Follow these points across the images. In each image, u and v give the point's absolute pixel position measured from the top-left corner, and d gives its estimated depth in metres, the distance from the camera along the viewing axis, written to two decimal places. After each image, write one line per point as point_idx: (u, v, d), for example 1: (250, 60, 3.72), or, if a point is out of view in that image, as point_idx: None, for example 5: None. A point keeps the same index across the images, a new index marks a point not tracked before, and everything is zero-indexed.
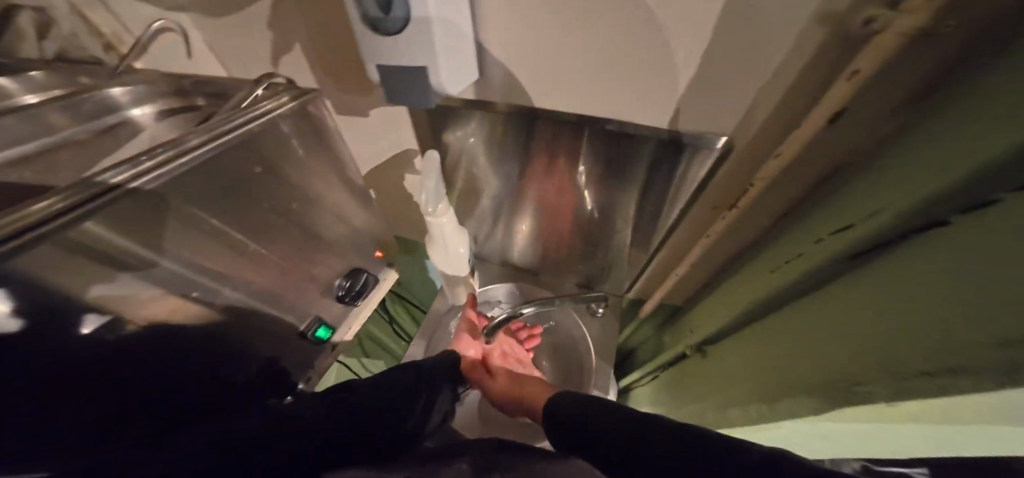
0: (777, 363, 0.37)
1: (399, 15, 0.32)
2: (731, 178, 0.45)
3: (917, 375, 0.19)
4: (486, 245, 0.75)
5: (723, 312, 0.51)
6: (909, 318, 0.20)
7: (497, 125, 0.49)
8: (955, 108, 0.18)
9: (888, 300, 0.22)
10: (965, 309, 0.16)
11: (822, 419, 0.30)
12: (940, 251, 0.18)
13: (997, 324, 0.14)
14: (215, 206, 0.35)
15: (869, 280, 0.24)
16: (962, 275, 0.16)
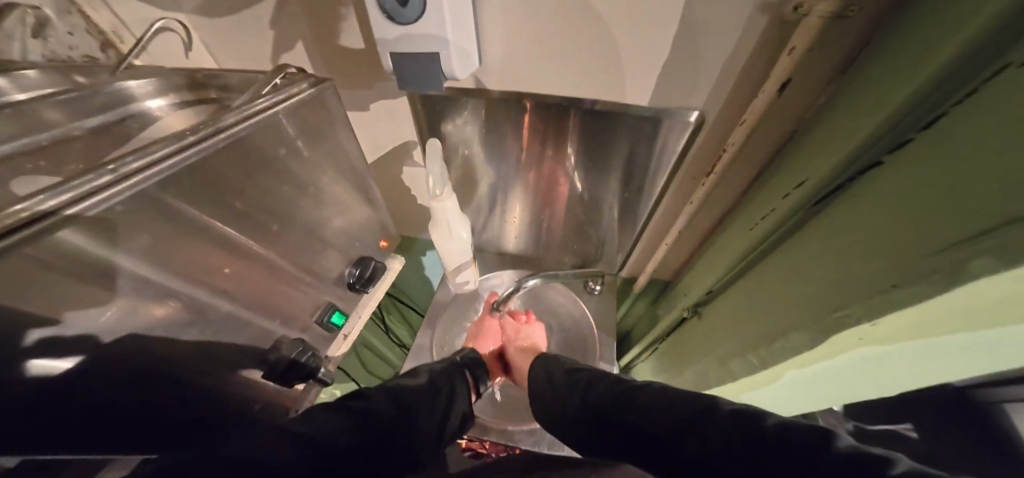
0: (757, 309, 0.41)
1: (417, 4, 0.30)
2: (705, 148, 0.44)
3: (884, 290, 0.24)
4: (485, 234, 0.77)
5: (709, 275, 0.53)
6: (908, 241, 0.23)
7: (496, 114, 0.49)
8: (945, 46, 0.20)
9: (892, 231, 0.24)
10: (969, 226, 0.18)
11: (823, 358, 0.33)
12: (974, 184, 0.18)
13: (975, 235, 0.18)
14: (245, 189, 0.36)
15: (867, 213, 0.27)
16: (979, 195, 0.18)
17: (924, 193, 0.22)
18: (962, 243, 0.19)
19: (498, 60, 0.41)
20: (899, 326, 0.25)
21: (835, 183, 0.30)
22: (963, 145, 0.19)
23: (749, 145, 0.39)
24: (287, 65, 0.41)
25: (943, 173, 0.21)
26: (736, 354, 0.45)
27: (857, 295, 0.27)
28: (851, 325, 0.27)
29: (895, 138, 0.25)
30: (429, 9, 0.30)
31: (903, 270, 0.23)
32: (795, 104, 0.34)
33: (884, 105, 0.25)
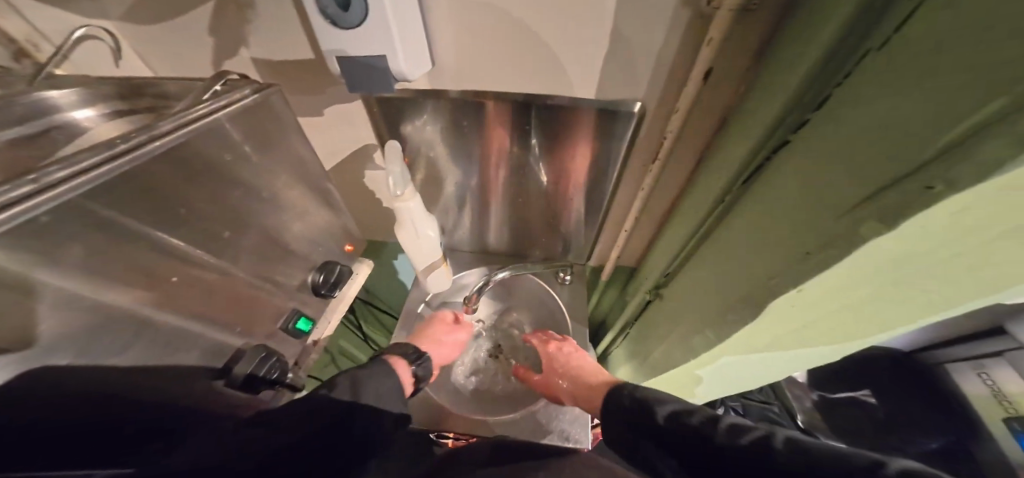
0: (703, 286, 0.44)
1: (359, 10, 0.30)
2: (649, 138, 0.47)
3: (802, 255, 0.27)
4: (456, 233, 0.77)
5: (664, 258, 0.56)
6: (819, 205, 0.25)
7: (452, 113, 0.49)
8: (831, 29, 0.23)
9: (804, 199, 0.27)
10: (874, 181, 0.21)
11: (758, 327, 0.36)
12: (874, 145, 0.21)
13: (882, 189, 0.20)
14: (187, 198, 0.35)
15: (782, 186, 0.30)
16: (879, 153, 0.21)
17: (826, 161, 0.25)
18: (869, 198, 0.21)
19: (450, 58, 0.42)
20: (817, 287, 0.28)
21: (756, 163, 0.34)
22: (859, 113, 0.22)
23: (684, 131, 0.43)
24: (228, 71, 0.41)
25: (843, 140, 0.23)
26: (690, 331, 0.47)
27: (782, 261, 0.29)
28: (779, 290, 0.30)
29: (798, 116, 0.28)
30: (371, 14, 0.30)
31: (815, 233, 0.26)
32: (721, 92, 0.37)
33: (788, 87, 0.28)
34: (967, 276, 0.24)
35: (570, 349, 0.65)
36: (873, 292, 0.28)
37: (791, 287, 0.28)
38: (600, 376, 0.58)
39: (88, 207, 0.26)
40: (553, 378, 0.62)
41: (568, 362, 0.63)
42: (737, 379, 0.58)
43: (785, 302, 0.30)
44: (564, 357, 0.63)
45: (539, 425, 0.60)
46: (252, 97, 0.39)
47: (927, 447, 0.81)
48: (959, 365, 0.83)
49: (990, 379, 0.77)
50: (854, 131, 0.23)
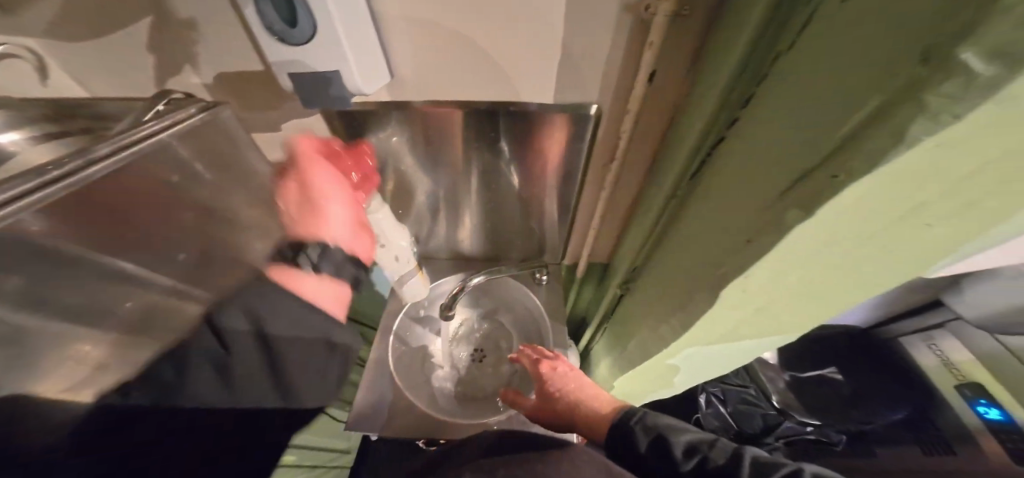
0: (664, 279, 0.46)
1: (306, 29, 0.29)
2: (605, 139, 0.49)
3: (743, 244, 0.29)
4: (431, 241, 0.77)
5: (630, 254, 0.58)
6: (751, 196, 0.27)
7: (415, 124, 0.50)
8: (745, 33, 0.25)
9: (738, 191, 0.29)
10: (799, 166, 0.23)
11: (713, 317, 0.37)
12: (795, 135, 0.23)
13: (809, 173, 0.22)
14: None
15: (721, 179, 0.32)
16: (802, 141, 0.22)
17: (756, 154, 0.27)
18: (795, 183, 0.23)
19: (407, 71, 0.42)
20: (757, 276, 0.29)
21: (697, 158, 0.36)
22: (781, 107, 0.24)
23: (635, 134, 0.45)
24: (170, 91, 0.37)
25: (769, 134, 0.25)
26: (656, 324, 0.49)
27: (727, 251, 0.31)
28: (725, 280, 0.31)
29: (729, 115, 0.31)
30: (319, 32, 0.30)
31: (752, 222, 0.27)
32: (665, 95, 0.40)
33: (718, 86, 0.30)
34: (878, 255, 0.27)
35: (566, 369, 0.60)
36: (808, 277, 0.30)
37: (737, 275, 0.29)
38: (601, 399, 0.55)
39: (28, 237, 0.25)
40: (551, 403, 0.58)
41: (565, 385, 0.58)
42: (704, 367, 0.61)
43: (735, 290, 0.31)
44: (561, 380, 0.58)
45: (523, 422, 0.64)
46: (197, 117, 0.36)
47: (892, 417, 0.86)
48: (911, 338, 0.92)
49: (939, 349, 0.87)
50: (775, 127, 0.25)
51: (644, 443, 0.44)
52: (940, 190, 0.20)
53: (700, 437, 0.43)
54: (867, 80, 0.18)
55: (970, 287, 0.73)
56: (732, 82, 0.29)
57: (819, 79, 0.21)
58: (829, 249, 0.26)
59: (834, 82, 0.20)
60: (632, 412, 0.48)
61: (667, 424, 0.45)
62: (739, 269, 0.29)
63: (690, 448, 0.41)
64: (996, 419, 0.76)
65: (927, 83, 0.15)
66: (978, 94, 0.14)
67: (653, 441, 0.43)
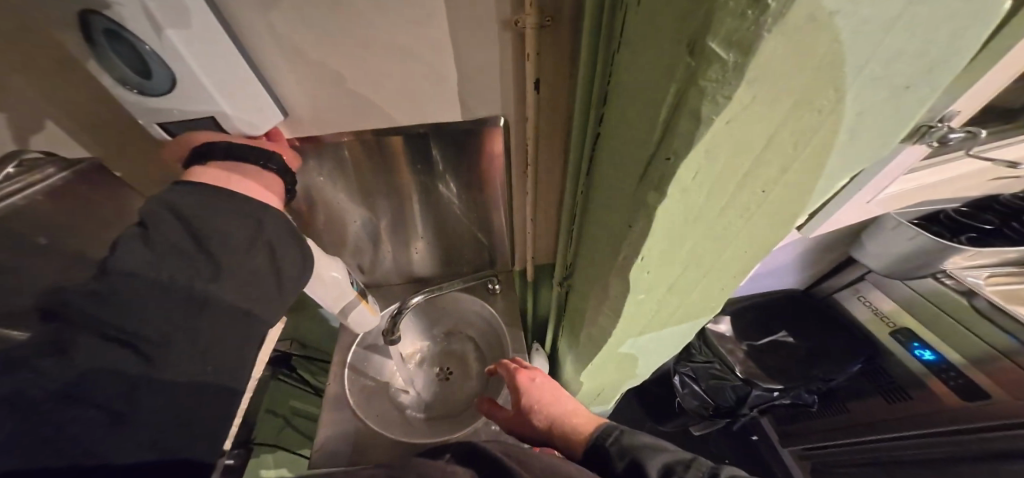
0: (589, 272, 0.48)
1: (161, 80, 0.30)
2: (516, 144, 0.51)
3: (629, 229, 0.30)
4: (377, 267, 0.76)
5: (563, 252, 0.60)
6: (624, 184, 0.29)
7: (329, 152, 0.50)
8: (588, 38, 0.28)
9: (616, 180, 0.31)
10: (645, 154, 0.25)
11: (632, 303, 0.39)
12: (636, 127, 0.25)
13: (653, 159, 0.24)
14: None
15: (605, 171, 0.34)
16: (642, 131, 0.25)
17: (619, 145, 0.29)
18: (648, 169, 0.25)
19: (309, 106, 0.43)
20: (651, 258, 0.31)
21: (588, 153, 0.38)
22: (624, 103, 0.27)
23: (540, 139, 0.47)
24: (23, 152, 0.40)
25: (624, 128, 0.28)
26: (594, 317, 0.50)
27: (622, 236, 0.32)
28: (626, 266, 0.33)
29: (598, 113, 0.34)
30: (178, 85, 0.30)
31: (631, 207, 0.29)
32: (555, 102, 0.42)
33: (585, 87, 0.33)
34: (739, 222, 0.29)
35: (544, 380, 0.57)
36: (695, 250, 0.32)
37: (634, 259, 0.31)
38: (578, 415, 0.50)
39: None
40: (526, 417, 0.54)
41: (541, 397, 0.54)
42: (659, 350, 0.62)
43: (639, 272, 0.33)
44: (537, 392, 0.55)
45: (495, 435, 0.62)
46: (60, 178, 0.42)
47: (851, 370, 0.91)
48: (843, 293, 1.01)
49: (867, 300, 0.95)
50: (626, 119, 0.27)
51: (620, 468, 0.37)
52: (753, 159, 0.22)
53: (676, 456, 0.37)
54: (665, 72, 0.20)
55: (871, 240, 0.82)
56: (592, 83, 0.32)
57: (641, 76, 0.23)
58: (697, 224, 0.28)
59: (650, 75, 0.22)
60: (607, 432, 0.42)
61: (643, 443, 0.38)
62: (632, 253, 0.31)
63: (664, 472, 0.34)
64: (930, 360, 0.80)
65: (699, 70, 0.17)
66: (734, 76, 0.16)
67: (628, 463, 0.37)
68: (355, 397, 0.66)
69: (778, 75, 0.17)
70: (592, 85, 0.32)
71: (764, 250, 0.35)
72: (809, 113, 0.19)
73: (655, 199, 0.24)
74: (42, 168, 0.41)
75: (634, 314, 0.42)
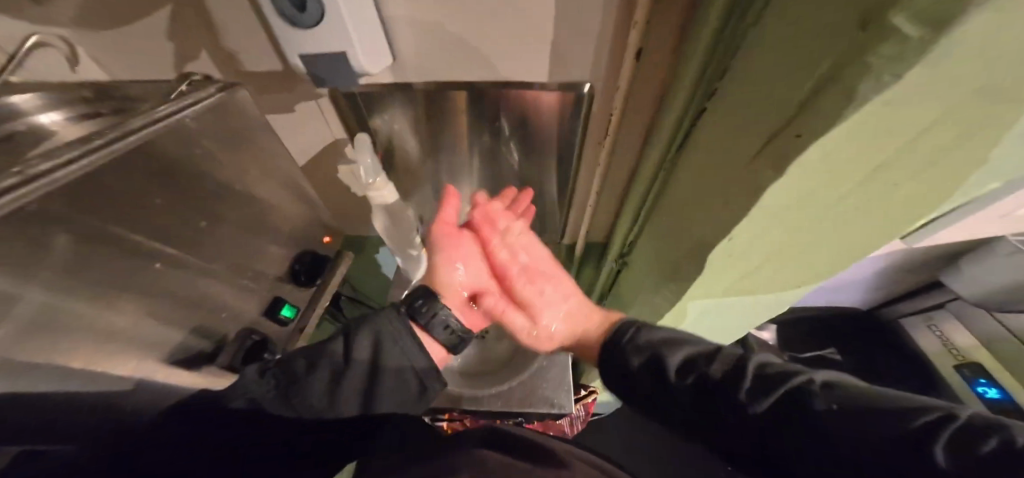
0: (655, 249, 0.48)
1: (313, 12, 0.34)
2: (598, 113, 0.50)
3: (724, 209, 0.30)
4: (434, 221, 0.81)
5: (623, 229, 0.61)
6: (730, 160, 0.29)
7: (416, 103, 0.53)
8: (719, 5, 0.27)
9: (718, 155, 0.31)
10: (768, 129, 0.24)
11: (698, 285, 0.39)
12: (764, 103, 0.24)
13: (777, 138, 0.23)
14: (155, 185, 0.37)
15: (704, 146, 0.33)
16: (770, 107, 0.24)
17: (734, 121, 0.28)
18: (768, 146, 0.24)
19: (409, 52, 0.46)
20: (741, 239, 0.31)
21: (684, 131, 0.38)
22: (751, 77, 0.26)
23: (625, 110, 0.47)
24: (190, 75, 0.42)
25: (744, 104, 0.27)
26: (650, 298, 0.51)
27: (712, 217, 0.32)
28: (709, 246, 0.33)
29: (708, 87, 0.32)
30: (327, 15, 0.34)
31: (735, 186, 0.28)
32: (653, 75, 0.41)
33: (701, 59, 0.32)
34: (850, 213, 0.28)
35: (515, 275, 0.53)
36: (792, 237, 0.31)
37: (720, 239, 0.31)
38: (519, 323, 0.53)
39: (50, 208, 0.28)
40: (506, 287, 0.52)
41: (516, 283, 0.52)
42: (699, 339, 0.62)
43: (721, 254, 0.33)
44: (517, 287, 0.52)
45: (527, 395, 0.65)
46: (218, 95, 0.41)
47: None
48: (911, 319, 0.93)
49: (939, 330, 0.87)
50: (749, 94, 0.26)
51: (640, 359, 0.33)
52: (894, 149, 0.21)
53: (700, 349, 0.31)
54: (822, 42, 0.19)
55: (969, 265, 0.74)
56: (712, 52, 0.31)
57: (782, 48, 0.22)
58: (803, 210, 0.27)
59: (795, 45, 0.21)
60: (633, 324, 0.38)
61: (661, 338, 0.34)
62: (720, 233, 0.31)
63: (684, 365, 0.30)
64: (994, 398, 0.73)
65: (871, 44, 0.16)
66: (911, 56, 0.15)
67: (646, 360, 0.33)
68: None
69: (968, 54, 0.15)
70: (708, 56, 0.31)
71: (854, 247, 0.33)
72: (986, 97, 0.18)
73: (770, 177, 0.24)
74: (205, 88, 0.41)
75: (697, 297, 0.42)
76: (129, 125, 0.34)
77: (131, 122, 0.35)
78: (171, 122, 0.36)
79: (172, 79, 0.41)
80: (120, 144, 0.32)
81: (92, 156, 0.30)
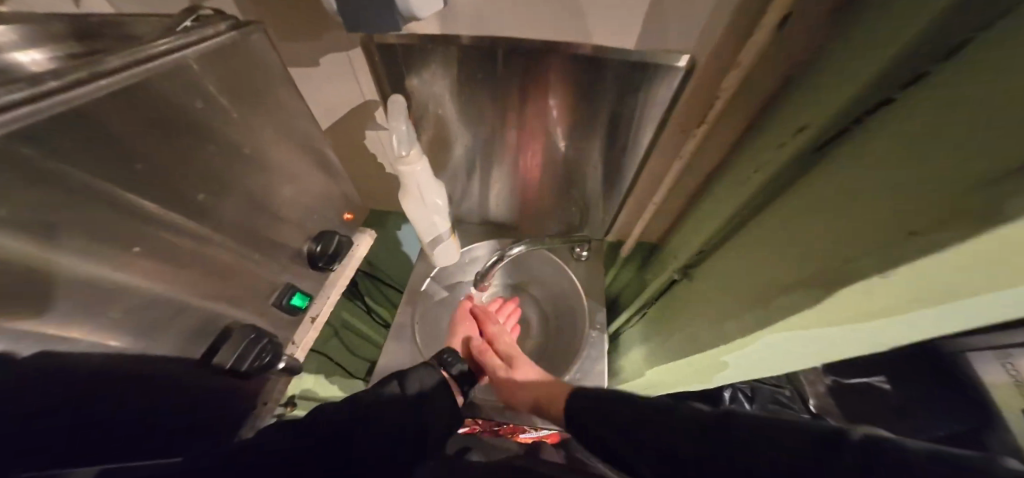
0: (750, 262, 0.42)
1: None
2: (699, 95, 0.43)
3: (898, 239, 0.20)
4: (464, 202, 0.74)
5: (701, 231, 0.55)
6: (924, 169, 0.20)
7: (462, 60, 0.44)
8: None
9: (901, 163, 0.22)
10: (1009, 121, 0.15)
11: (808, 323, 0.30)
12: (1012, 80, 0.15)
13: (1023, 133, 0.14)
14: (169, 142, 0.31)
15: (873, 147, 0.26)
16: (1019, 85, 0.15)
17: (948, 115, 0.19)
18: (1005, 148, 0.14)
19: None
20: (913, 287, 0.21)
21: (839, 129, 0.29)
22: (993, 47, 0.17)
23: (749, 89, 0.39)
24: (197, 6, 0.34)
25: (973, 89, 0.18)
26: (728, 317, 0.45)
27: (865, 250, 0.23)
28: (846, 288, 0.24)
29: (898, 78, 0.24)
30: None
31: (887, 226, 0.22)
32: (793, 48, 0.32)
33: (887, 31, 0.23)
34: None
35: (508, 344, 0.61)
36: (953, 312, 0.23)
37: (870, 282, 0.21)
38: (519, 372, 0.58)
39: (30, 154, 0.20)
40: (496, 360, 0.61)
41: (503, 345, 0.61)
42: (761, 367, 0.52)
43: (865, 299, 0.23)
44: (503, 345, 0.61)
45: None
46: (228, 33, 0.33)
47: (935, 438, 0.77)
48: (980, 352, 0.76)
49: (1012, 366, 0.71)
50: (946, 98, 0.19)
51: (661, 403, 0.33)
52: None
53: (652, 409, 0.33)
54: None
55: None
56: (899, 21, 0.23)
57: None
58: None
59: None
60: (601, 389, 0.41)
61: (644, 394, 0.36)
62: (870, 275, 0.22)
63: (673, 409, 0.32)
64: None
65: None
66: None
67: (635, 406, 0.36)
68: (424, 333, 0.65)
69: None
70: (896, 23, 0.22)
71: None
72: None
73: (996, 200, 0.14)
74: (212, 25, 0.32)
75: (800, 335, 0.34)
76: (100, 66, 0.24)
77: (102, 60, 0.25)
78: (168, 61, 0.28)
79: (175, 13, 0.33)
80: (85, 88, 0.23)
81: (44, 100, 0.20)
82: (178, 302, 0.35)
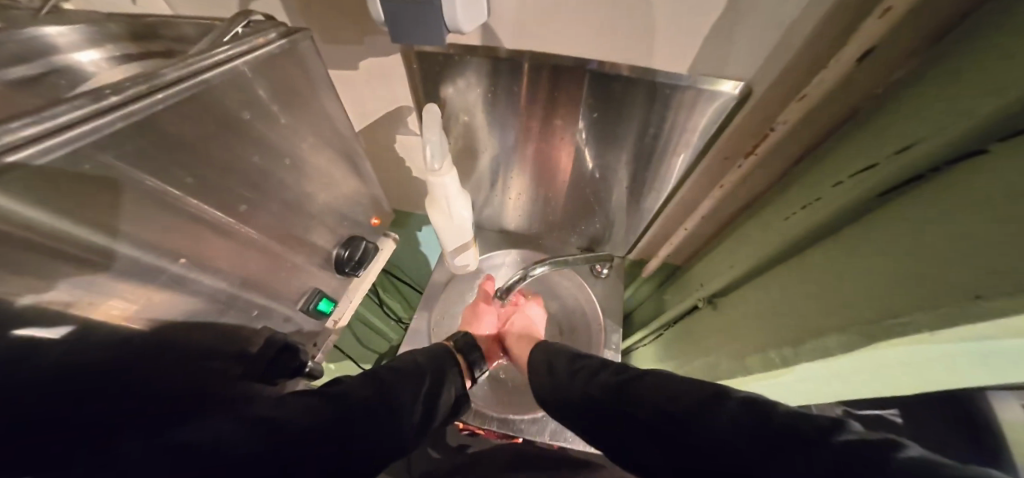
0: (781, 299, 0.41)
1: None
2: (747, 124, 0.43)
3: (965, 299, 0.20)
4: (485, 211, 0.74)
5: (731, 260, 0.54)
6: (982, 231, 0.20)
7: (501, 76, 0.44)
8: None
9: (955, 219, 0.22)
10: None
11: (851, 358, 0.30)
12: None
13: None
14: (220, 146, 0.31)
15: (923, 199, 0.25)
16: None
17: (1016, 169, 0.18)
18: None
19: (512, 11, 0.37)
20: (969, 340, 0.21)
21: (894, 183, 0.28)
22: None
23: (800, 123, 0.38)
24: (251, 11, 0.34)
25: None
26: (753, 352, 0.44)
27: (920, 301, 0.23)
28: (905, 334, 0.24)
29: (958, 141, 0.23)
30: None
31: (927, 287, 0.23)
32: (856, 85, 0.32)
33: (959, 89, 0.23)
34: None
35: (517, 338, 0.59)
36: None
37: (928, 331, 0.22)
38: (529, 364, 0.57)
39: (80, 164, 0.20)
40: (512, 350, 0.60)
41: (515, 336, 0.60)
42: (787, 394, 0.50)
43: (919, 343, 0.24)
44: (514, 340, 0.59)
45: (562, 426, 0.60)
46: (278, 43, 0.32)
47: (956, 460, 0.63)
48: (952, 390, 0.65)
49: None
50: (1017, 188, 0.18)
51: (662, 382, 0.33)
52: None
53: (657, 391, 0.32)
54: None
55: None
56: (973, 79, 0.22)
57: None
58: None
59: None
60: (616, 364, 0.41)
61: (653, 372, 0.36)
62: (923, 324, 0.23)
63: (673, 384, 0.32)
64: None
65: None
66: None
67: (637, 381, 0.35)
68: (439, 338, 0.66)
69: None
70: (973, 82, 0.22)
71: None
72: None
73: None
74: (266, 32, 0.32)
75: (837, 367, 0.34)
76: (159, 78, 0.24)
77: (162, 71, 0.25)
78: (227, 72, 0.28)
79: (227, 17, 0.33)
80: (139, 104, 0.22)
81: (101, 120, 0.20)
82: (217, 304, 0.35)
